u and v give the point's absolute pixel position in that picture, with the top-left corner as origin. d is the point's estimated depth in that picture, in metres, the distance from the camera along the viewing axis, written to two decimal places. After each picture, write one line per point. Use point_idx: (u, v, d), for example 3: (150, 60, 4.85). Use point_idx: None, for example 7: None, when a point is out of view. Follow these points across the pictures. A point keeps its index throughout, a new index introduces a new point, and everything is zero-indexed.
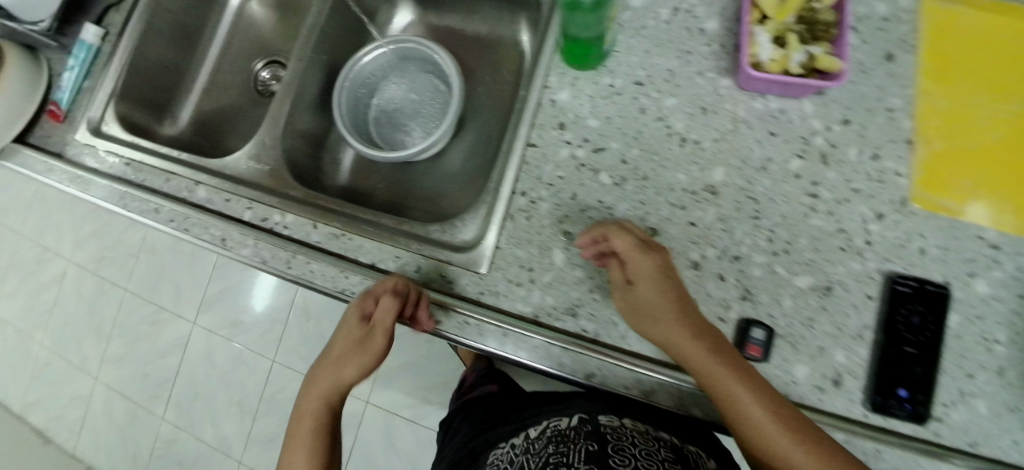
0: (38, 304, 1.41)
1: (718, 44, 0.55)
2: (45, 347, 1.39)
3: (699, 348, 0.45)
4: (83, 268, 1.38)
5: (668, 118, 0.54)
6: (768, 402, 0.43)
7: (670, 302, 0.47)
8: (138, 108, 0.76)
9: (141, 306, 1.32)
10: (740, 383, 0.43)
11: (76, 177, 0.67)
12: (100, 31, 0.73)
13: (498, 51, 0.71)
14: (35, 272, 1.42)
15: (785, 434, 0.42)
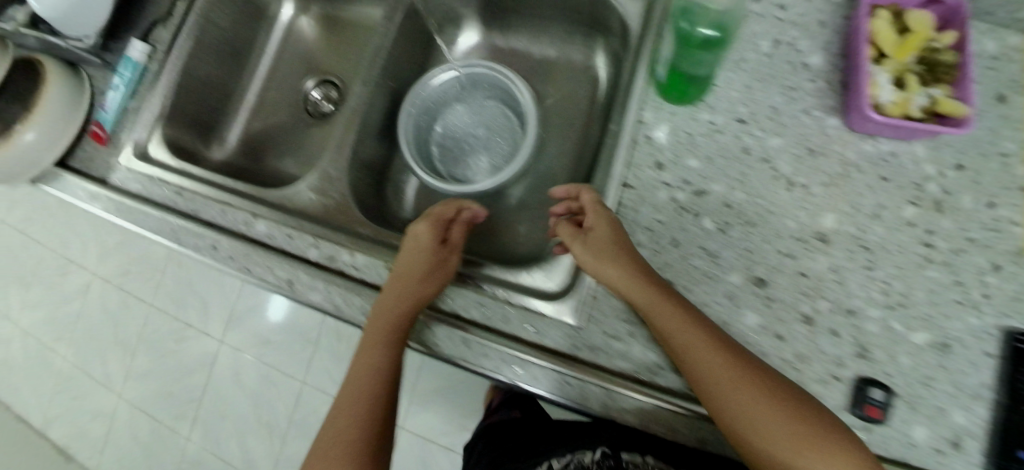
0: (58, 314, 1.36)
1: (823, 80, 0.52)
2: (67, 361, 1.33)
3: (653, 296, 0.44)
4: (108, 281, 1.33)
5: (773, 159, 0.50)
6: (720, 356, 0.42)
7: (617, 250, 0.47)
8: (185, 131, 0.72)
9: (164, 322, 1.27)
10: (692, 336, 0.43)
11: (125, 207, 0.64)
12: (147, 48, 0.69)
13: (569, 77, 0.67)
14: (58, 283, 1.37)
15: (736, 387, 0.41)
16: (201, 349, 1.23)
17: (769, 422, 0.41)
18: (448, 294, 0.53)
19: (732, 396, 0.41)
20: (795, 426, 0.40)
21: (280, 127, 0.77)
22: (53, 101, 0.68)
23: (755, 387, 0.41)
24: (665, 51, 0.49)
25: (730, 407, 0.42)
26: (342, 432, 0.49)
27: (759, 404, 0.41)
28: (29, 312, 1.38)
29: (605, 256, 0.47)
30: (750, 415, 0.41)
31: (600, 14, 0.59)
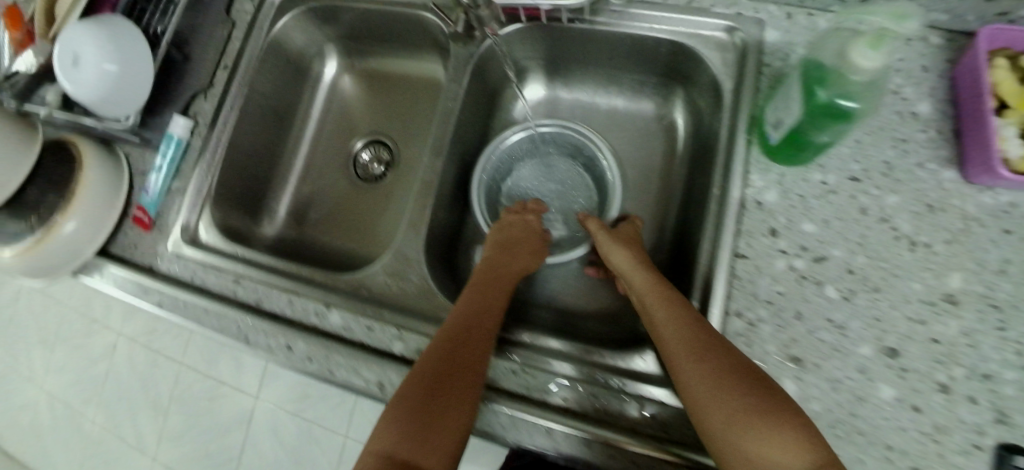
0: (84, 377, 1.29)
1: (935, 129, 0.49)
2: (99, 426, 1.27)
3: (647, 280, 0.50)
4: (135, 340, 1.27)
5: (892, 218, 0.47)
6: (687, 332, 0.43)
7: (636, 245, 0.54)
8: (233, 210, 0.68)
9: (199, 380, 1.21)
10: (668, 313, 0.45)
11: (179, 302, 0.60)
12: (189, 123, 0.66)
13: (641, 127, 0.64)
14: (84, 345, 1.30)
15: (694, 354, 0.41)
16: (236, 407, 1.18)
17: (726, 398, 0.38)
18: (552, 386, 0.48)
19: (690, 364, 0.41)
20: (771, 415, 0.37)
21: (331, 192, 0.73)
22: (93, 189, 0.65)
23: (720, 362, 0.40)
24: (781, 110, 0.44)
25: (690, 378, 0.40)
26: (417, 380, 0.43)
27: (721, 376, 0.39)
28: (56, 374, 1.31)
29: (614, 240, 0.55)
30: (708, 394, 0.39)
31: (691, 70, 0.55)
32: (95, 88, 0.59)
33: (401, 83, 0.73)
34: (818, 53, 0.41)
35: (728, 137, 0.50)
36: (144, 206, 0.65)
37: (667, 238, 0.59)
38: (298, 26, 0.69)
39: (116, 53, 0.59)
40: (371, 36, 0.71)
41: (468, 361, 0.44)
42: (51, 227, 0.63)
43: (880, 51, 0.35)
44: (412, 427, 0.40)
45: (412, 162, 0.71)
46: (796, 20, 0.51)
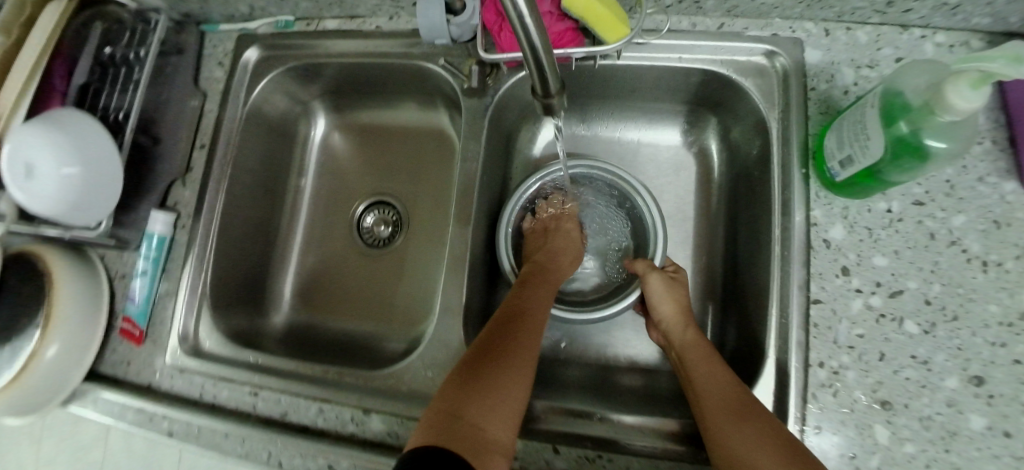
0: None
1: (990, 140, 0.47)
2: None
3: (689, 335, 0.49)
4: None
5: (961, 240, 0.45)
6: (723, 390, 0.42)
7: (683, 292, 0.53)
8: (236, 306, 0.62)
9: None
10: (709, 371, 0.45)
11: (195, 429, 0.54)
12: (170, 216, 0.60)
13: (675, 158, 0.61)
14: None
15: (729, 414, 0.40)
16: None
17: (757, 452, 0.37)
18: (596, 455, 0.45)
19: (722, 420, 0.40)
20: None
21: (342, 262, 0.67)
22: (70, 306, 0.59)
23: (754, 417, 0.39)
24: (852, 146, 0.41)
25: (723, 434, 0.39)
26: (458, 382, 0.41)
27: (757, 431, 0.38)
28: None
29: (661, 283, 0.53)
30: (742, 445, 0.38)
31: (726, 96, 0.53)
32: (58, 198, 0.52)
33: (400, 134, 0.69)
34: (898, 87, 0.38)
35: (778, 171, 0.48)
36: (133, 318, 0.59)
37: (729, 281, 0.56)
38: (278, 87, 0.63)
39: (78, 154, 0.52)
40: (361, 87, 0.65)
41: (514, 374, 0.42)
42: (29, 357, 0.55)
43: (982, 91, 0.32)
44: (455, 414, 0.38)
45: (427, 221, 0.66)
46: (836, 36, 0.49)
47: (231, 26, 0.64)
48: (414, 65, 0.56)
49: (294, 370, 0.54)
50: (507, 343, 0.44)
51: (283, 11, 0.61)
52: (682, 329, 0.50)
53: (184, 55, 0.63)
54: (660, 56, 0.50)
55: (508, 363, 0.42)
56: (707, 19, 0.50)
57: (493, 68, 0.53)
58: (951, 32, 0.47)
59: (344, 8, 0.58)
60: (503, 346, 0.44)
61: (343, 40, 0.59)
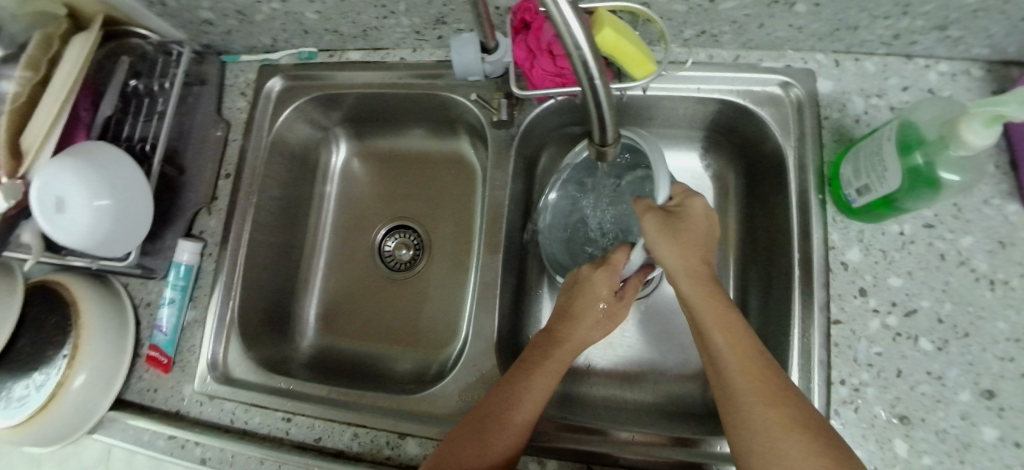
0: None
1: (994, 164, 0.49)
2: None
3: (702, 286, 0.43)
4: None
5: (969, 260, 0.47)
6: (746, 363, 0.38)
7: (681, 228, 0.44)
8: (262, 333, 0.63)
9: None
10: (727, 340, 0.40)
11: (227, 455, 0.55)
12: (196, 245, 0.61)
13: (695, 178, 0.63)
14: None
15: (756, 401, 0.36)
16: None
17: (782, 447, 0.33)
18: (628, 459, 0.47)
19: (744, 402, 0.36)
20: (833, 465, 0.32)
21: (366, 285, 0.68)
22: (97, 334, 0.59)
23: (778, 404, 0.36)
24: (869, 176, 0.43)
25: (743, 421, 0.36)
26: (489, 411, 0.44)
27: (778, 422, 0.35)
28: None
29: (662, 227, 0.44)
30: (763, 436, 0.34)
31: (741, 124, 0.56)
32: (90, 233, 0.52)
33: (419, 159, 0.71)
34: (914, 119, 0.41)
35: (796, 196, 0.51)
36: (160, 346, 0.59)
37: (754, 299, 0.57)
38: (300, 116, 0.65)
39: (107, 187, 0.53)
40: (380, 114, 0.67)
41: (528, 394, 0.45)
42: (57, 387, 0.56)
43: (995, 130, 0.35)
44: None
45: (449, 244, 0.68)
46: (846, 67, 0.52)
47: (252, 56, 0.66)
48: (440, 96, 0.59)
49: (327, 395, 0.55)
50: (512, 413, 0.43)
51: (306, 43, 0.62)
52: (689, 280, 0.43)
53: (206, 85, 0.65)
54: (679, 87, 0.54)
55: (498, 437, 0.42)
56: (723, 51, 0.54)
57: (519, 101, 0.56)
58: (953, 61, 0.50)
59: (368, 40, 0.59)
60: (524, 369, 0.46)
61: (367, 71, 0.61)
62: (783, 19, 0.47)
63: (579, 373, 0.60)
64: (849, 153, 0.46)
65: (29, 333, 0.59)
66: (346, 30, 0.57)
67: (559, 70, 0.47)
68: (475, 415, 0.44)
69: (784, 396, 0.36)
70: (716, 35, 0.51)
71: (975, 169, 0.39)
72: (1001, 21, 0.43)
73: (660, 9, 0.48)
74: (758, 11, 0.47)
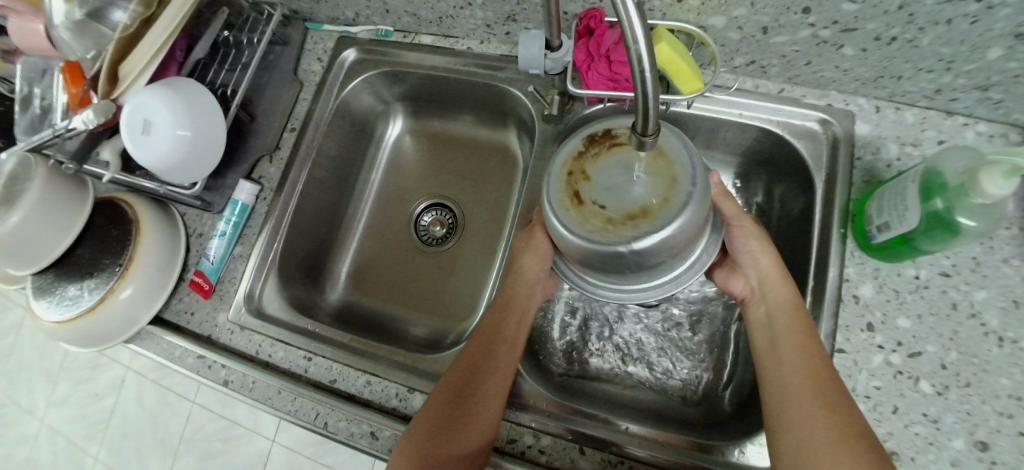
0: (91, 412, 1.05)
1: (1019, 227, 0.50)
2: (102, 466, 1.02)
3: (790, 327, 0.45)
4: (143, 373, 1.02)
5: (981, 314, 0.48)
6: (820, 413, 0.40)
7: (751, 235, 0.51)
8: (297, 280, 0.67)
9: (212, 415, 0.96)
10: (817, 388, 0.41)
11: (247, 380, 0.59)
12: (255, 187, 0.66)
13: None
14: (89, 378, 1.06)
15: (815, 405, 0.40)
16: (251, 450, 0.94)
17: (835, 449, 0.37)
18: (635, 447, 0.49)
19: (808, 412, 0.40)
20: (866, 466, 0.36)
21: (399, 254, 0.73)
22: (151, 254, 0.64)
23: (865, 449, 0.37)
24: (890, 214, 0.46)
25: (804, 426, 0.40)
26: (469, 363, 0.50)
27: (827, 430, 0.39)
28: (57, 409, 1.08)
29: (749, 228, 0.50)
30: (817, 444, 0.38)
31: (776, 154, 0.59)
32: (168, 155, 0.58)
33: (467, 145, 0.75)
34: (938, 166, 0.43)
35: (819, 227, 0.53)
36: (204, 272, 0.64)
37: None
38: (367, 87, 0.71)
39: (191, 120, 0.58)
40: (438, 98, 0.72)
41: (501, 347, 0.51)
42: (108, 294, 0.61)
43: (1013, 181, 0.37)
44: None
45: (481, 227, 0.72)
46: (885, 114, 0.54)
47: (334, 27, 0.72)
48: (498, 88, 0.64)
49: (349, 343, 0.59)
50: (487, 385, 0.48)
51: (384, 22, 0.67)
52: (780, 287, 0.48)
53: (288, 47, 0.71)
54: (723, 110, 0.58)
55: (478, 415, 0.46)
56: (769, 83, 0.57)
57: (572, 100, 0.60)
58: (992, 123, 0.52)
59: (442, 27, 0.64)
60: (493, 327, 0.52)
61: (434, 55, 0.66)
62: (830, 59, 0.50)
63: (585, 367, 0.62)
64: (875, 193, 0.49)
65: (91, 242, 0.64)
66: (424, 14, 0.62)
67: (614, 75, 0.51)
68: (440, 390, 0.48)
69: (841, 408, 0.40)
70: (764, 66, 0.55)
71: (993, 219, 0.41)
72: None
73: (716, 35, 0.52)
74: (808, 49, 0.50)
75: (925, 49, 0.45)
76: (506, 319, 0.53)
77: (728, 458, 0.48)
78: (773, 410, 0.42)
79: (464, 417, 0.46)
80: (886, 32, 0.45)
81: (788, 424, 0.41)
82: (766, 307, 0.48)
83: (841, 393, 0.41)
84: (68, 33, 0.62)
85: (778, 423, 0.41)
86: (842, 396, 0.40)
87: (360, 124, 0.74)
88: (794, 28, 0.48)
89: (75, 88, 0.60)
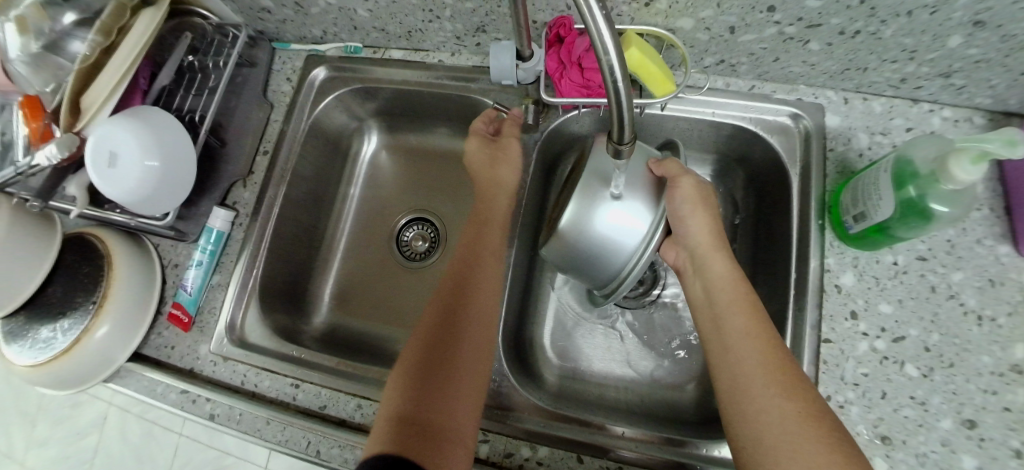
0: (73, 452, 1.01)
1: (988, 207, 0.51)
2: None
3: (734, 308, 0.45)
4: (125, 408, 0.99)
5: (959, 295, 0.49)
6: (777, 395, 0.39)
7: (700, 210, 0.48)
8: (279, 306, 0.66)
9: (200, 448, 0.93)
10: (768, 374, 0.40)
11: (234, 412, 0.57)
12: (230, 214, 0.65)
13: None
14: (70, 416, 1.03)
15: (771, 387, 0.39)
16: None
17: (795, 431, 0.37)
18: (625, 451, 0.49)
19: (768, 395, 0.39)
20: (825, 448, 0.35)
21: (382, 271, 0.72)
22: (125, 289, 0.62)
23: (820, 432, 0.36)
24: (866, 203, 0.47)
25: (762, 412, 0.39)
26: (444, 301, 0.51)
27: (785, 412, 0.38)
28: (36, 451, 1.04)
29: (685, 197, 0.47)
30: (777, 429, 0.37)
31: (751, 149, 0.60)
32: (137, 188, 0.56)
33: (445, 157, 0.75)
34: (909, 154, 0.44)
35: (798, 220, 0.54)
36: (181, 305, 0.62)
37: None
38: (339, 104, 0.70)
39: (158, 149, 0.57)
40: (412, 111, 0.71)
41: (478, 286, 0.51)
42: (82, 333, 0.59)
43: (982, 166, 0.38)
44: (426, 442, 0.41)
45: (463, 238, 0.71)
46: (854, 105, 0.55)
47: (301, 46, 0.71)
48: (472, 99, 0.63)
49: (335, 366, 0.58)
50: (466, 338, 0.48)
51: (353, 38, 0.67)
52: (719, 259, 0.48)
53: (256, 68, 0.69)
54: (696, 110, 0.58)
55: (462, 360, 0.47)
56: (739, 80, 0.58)
57: (546, 107, 0.60)
58: (956, 108, 0.53)
59: (411, 41, 0.63)
60: (468, 267, 0.52)
61: (406, 69, 0.65)
62: (798, 55, 0.51)
63: (577, 371, 0.62)
64: (849, 183, 0.50)
65: (64, 280, 0.62)
66: (393, 29, 0.62)
67: (586, 82, 0.51)
68: (416, 343, 0.48)
69: (799, 389, 0.39)
70: (734, 64, 0.55)
71: (964, 202, 0.42)
72: (1002, 73, 0.46)
73: (684, 36, 0.52)
74: (775, 46, 0.51)
75: (888, 40, 0.46)
76: (477, 264, 0.52)
77: (710, 453, 0.48)
78: (726, 401, 0.42)
79: (451, 353, 0.47)
80: (850, 26, 0.46)
81: (742, 416, 0.40)
82: (704, 283, 0.48)
83: (795, 376, 0.40)
84: (26, 67, 0.59)
85: (732, 416, 0.40)
86: (796, 375, 0.40)
87: (335, 143, 0.73)
88: (760, 27, 0.48)
89: (35, 123, 0.58)
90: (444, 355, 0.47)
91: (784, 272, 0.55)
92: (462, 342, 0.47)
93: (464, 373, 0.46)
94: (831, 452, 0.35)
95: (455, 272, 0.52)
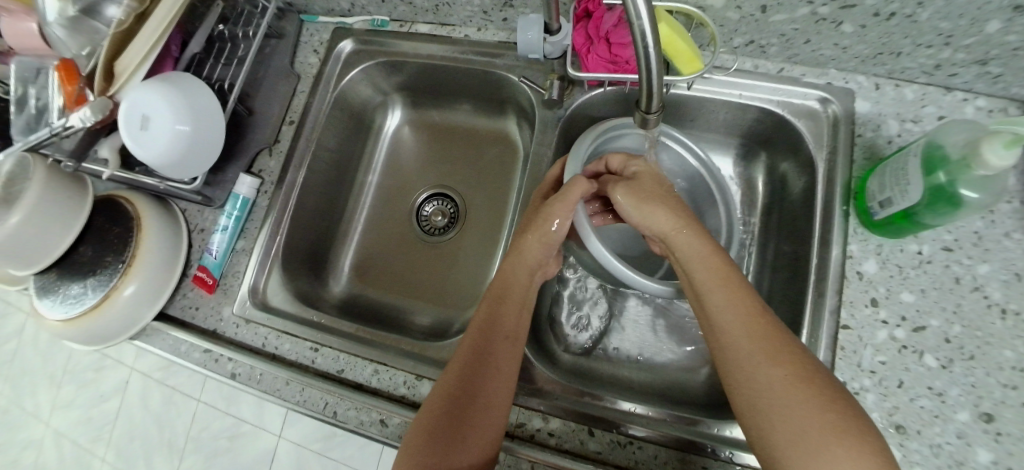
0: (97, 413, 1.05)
1: (1020, 201, 0.50)
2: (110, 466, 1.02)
3: (711, 280, 0.44)
4: (146, 372, 1.02)
5: (984, 287, 0.49)
6: (767, 360, 0.38)
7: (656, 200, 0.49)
8: (301, 274, 0.67)
9: (218, 413, 0.96)
10: (754, 344, 0.39)
11: (255, 372, 0.59)
12: (255, 181, 0.67)
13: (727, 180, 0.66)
14: (94, 380, 1.06)
15: (760, 357, 0.39)
16: (257, 446, 0.94)
17: (788, 399, 0.36)
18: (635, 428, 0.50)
19: (759, 366, 0.38)
20: (821, 407, 0.35)
21: (401, 245, 0.73)
22: (153, 251, 0.64)
23: (814, 396, 0.36)
24: (893, 189, 0.46)
25: (756, 378, 0.38)
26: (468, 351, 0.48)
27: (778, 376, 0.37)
28: (63, 411, 1.08)
29: (625, 199, 0.50)
30: (768, 398, 0.37)
31: (777, 134, 0.59)
32: (164, 148, 0.57)
33: (467, 134, 0.75)
34: (940, 139, 0.43)
35: (821, 206, 0.54)
36: (206, 268, 0.64)
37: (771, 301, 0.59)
38: (365, 78, 0.70)
39: (186, 110, 0.58)
40: (436, 86, 0.72)
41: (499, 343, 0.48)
42: (111, 292, 0.61)
43: (1015, 150, 0.38)
44: None
45: (482, 215, 0.72)
46: (885, 91, 0.54)
47: (329, 18, 0.71)
48: (497, 75, 0.63)
49: (354, 332, 0.59)
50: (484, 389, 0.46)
51: (380, 11, 0.67)
52: (684, 236, 0.47)
53: (284, 40, 0.70)
54: (723, 91, 0.58)
55: (479, 413, 0.45)
56: (768, 62, 0.57)
57: (571, 85, 0.60)
58: (991, 98, 0.52)
59: (438, 15, 0.64)
60: (493, 320, 0.50)
61: (432, 43, 0.65)
62: (830, 37, 0.50)
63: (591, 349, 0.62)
64: (877, 168, 0.49)
65: (94, 240, 0.64)
66: (419, 3, 0.62)
67: (614, 57, 0.51)
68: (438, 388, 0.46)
69: (788, 353, 0.38)
70: (763, 46, 0.55)
71: (994, 189, 0.41)
72: None
73: (714, 15, 0.52)
74: (807, 27, 0.50)
75: (924, 24, 0.45)
76: (501, 316, 0.50)
77: (722, 433, 0.49)
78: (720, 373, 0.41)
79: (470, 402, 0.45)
80: (885, 8, 0.45)
81: (738, 385, 0.39)
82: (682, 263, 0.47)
83: (783, 340, 0.39)
84: (64, 31, 0.61)
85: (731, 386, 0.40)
86: (779, 335, 0.39)
87: (359, 116, 0.74)
88: (793, 6, 0.47)
89: (71, 86, 0.59)
90: (464, 430, 0.44)
91: (804, 259, 0.55)
92: (478, 397, 0.45)
93: (478, 445, 0.44)
94: (824, 409, 0.35)
95: (468, 341, 0.49)
